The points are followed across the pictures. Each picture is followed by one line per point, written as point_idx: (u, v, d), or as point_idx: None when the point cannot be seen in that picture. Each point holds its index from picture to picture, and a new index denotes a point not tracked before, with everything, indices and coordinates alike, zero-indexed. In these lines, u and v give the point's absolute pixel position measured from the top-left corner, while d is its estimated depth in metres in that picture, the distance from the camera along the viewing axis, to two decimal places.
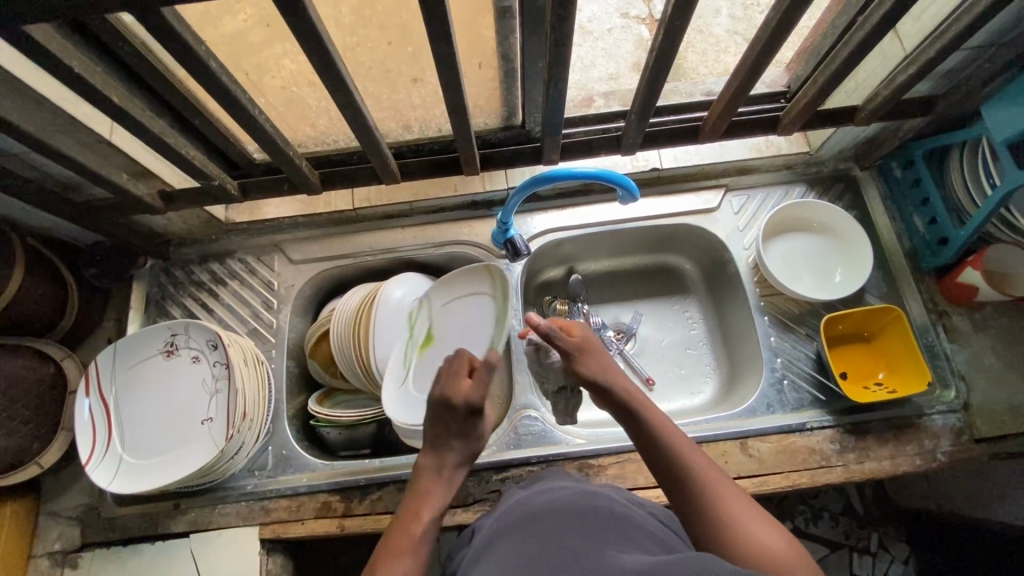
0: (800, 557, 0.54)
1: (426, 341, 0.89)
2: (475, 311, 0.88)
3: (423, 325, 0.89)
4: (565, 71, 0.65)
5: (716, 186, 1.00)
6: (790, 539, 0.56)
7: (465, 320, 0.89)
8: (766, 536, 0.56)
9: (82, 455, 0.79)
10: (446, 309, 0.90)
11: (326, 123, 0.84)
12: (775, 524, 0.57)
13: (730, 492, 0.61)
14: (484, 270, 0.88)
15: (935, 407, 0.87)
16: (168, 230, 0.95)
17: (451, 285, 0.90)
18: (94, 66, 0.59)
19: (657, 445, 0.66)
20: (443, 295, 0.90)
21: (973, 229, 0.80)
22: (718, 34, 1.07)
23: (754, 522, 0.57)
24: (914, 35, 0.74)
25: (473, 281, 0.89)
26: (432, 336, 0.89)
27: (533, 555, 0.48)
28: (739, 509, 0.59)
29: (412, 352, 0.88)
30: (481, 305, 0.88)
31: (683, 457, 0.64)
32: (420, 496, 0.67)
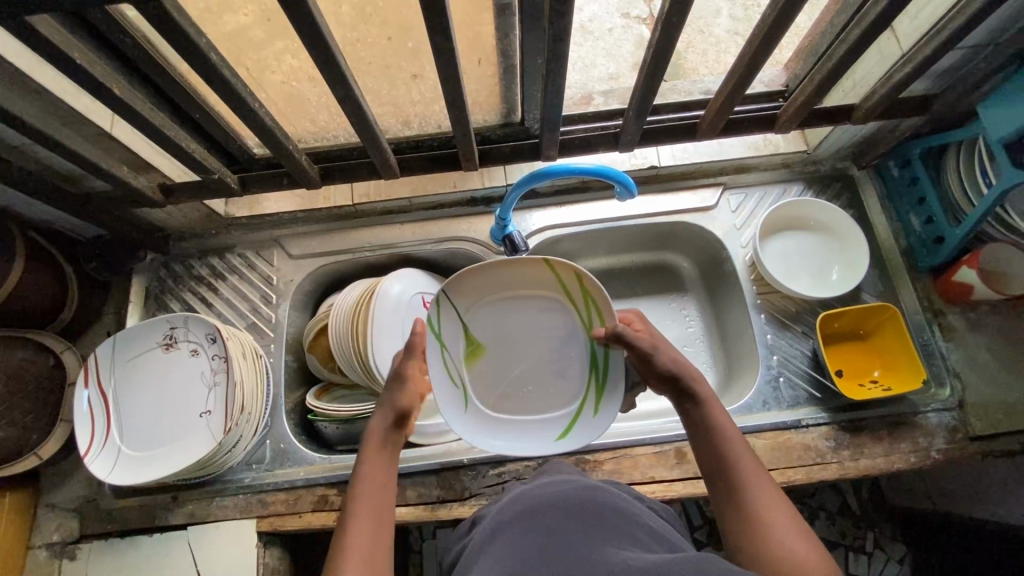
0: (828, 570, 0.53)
1: (468, 349, 0.81)
2: (525, 312, 0.82)
3: (456, 331, 0.80)
4: (563, 67, 0.65)
5: (714, 184, 1.00)
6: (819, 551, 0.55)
7: (518, 317, 0.82)
8: (801, 548, 0.54)
9: (80, 447, 0.79)
10: (480, 310, 0.81)
11: (326, 118, 0.84)
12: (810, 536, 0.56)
13: (772, 499, 0.59)
14: (545, 267, 0.79)
15: (930, 405, 0.87)
16: (167, 224, 0.96)
17: (490, 283, 0.80)
18: (96, 58, 0.60)
19: (717, 444, 0.64)
20: (469, 297, 0.80)
21: (970, 228, 0.81)
22: (718, 35, 1.08)
23: (790, 531, 0.56)
24: (911, 34, 0.75)
25: (526, 276, 0.80)
26: (474, 343, 0.81)
27: (534, 551, 0.48)
28: (778, 517, 0.57)
29: (456, 364, 0.80)
30: (545, 302, 0.82)
31: (738, 461, 0.62)
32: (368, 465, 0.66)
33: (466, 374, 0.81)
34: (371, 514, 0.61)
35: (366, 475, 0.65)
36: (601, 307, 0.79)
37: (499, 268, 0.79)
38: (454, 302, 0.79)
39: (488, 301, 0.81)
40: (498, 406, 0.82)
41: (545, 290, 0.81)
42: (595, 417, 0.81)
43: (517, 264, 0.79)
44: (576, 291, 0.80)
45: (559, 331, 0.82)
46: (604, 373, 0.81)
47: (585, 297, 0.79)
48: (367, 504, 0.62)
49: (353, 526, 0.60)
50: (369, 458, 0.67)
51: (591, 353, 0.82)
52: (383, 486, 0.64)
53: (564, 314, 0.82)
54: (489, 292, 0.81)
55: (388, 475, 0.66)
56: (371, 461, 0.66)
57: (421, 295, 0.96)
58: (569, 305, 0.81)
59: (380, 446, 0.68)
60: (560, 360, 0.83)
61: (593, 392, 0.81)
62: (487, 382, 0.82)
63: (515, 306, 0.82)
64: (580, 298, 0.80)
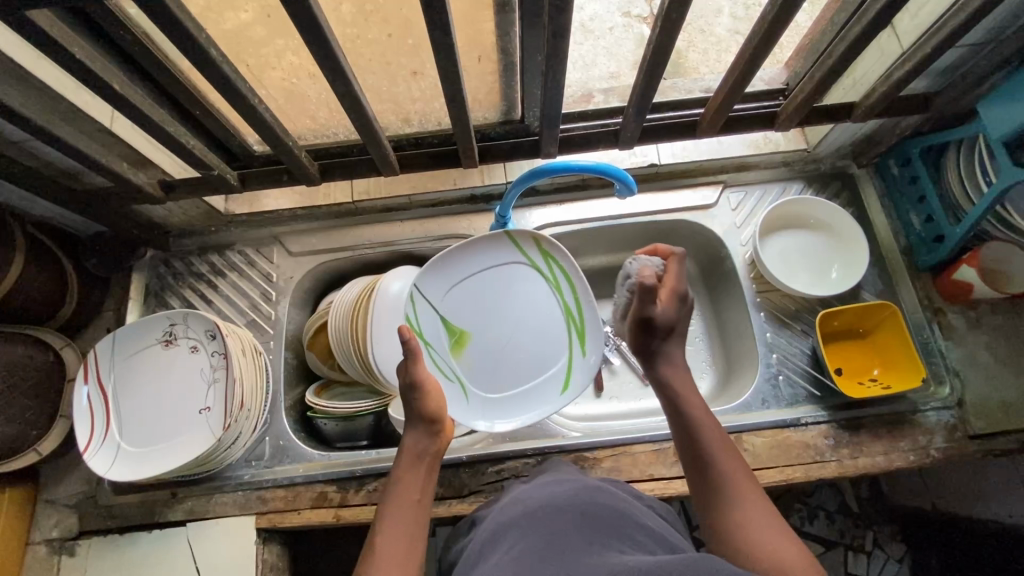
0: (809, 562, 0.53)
1: (452, 340, 0.81)
2: (492, 285, 0.83)
3: (436, 325, 0.80)
4: (563, 64, 0.65)
5: (714, 182, 1.00)
6: (799, 544, 0.55)
7: (490, 294, 0.83)
8: (780, 540, 0.55)
9: (80, 443, 0.79)
10: (454, 297, 0.81)
11: (326, 115, 0.84)
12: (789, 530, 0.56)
13: (752, 493, 0.59)
14: (503, 239, 0.82)
15: (929, 403, 0.87)
16: (167, 220, 0.96)
17: (455, 269, 0.81)
18: (96, 53, 0.60)
19: (695, 438, 0.64)
20: (436, 286, 0.81)
21: (969, 227, 0.81)
22: (719, 34, 1.08)
23: (769, 525, 0.56)
24: (911, 31, 0.74)
25: (485, 252, 0.82)
26: (455, 332, 0.81)
27: (531, 551, 0.48)
28: (758, 511, 0.58)
29: (445, 358, 0.81)
30: (508, 270, 0.83)
31: (715, 455, 0.62)
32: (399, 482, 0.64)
33: (458, 366, 0.81)
34: (403, 523, 0.60)
35: (399, 489, 0.63)
36: (561, 260, 0.83)
37: (459, 252, 0.81)
38: (427, 296, 0.80)
39: (458, 287, 0.81)
40: (496, 388, 0.82)
41: (506, 260, 0.83)
42: (586, 357, 0.84)
43: (475, 244, 0.81)
44: (536, 255, 0.83)
45: (532, 291, 0.83)
46: (581, 317, 0.83)
47: (545, 256, 0.83)
48: (397, 514, 0.61)
49: (382, 537, 0.58)
50: (401, 470, 0.65)
51: (564, 306, 0.84)
52: (416, 502, 0.62)
53: (531, 277, 0.83)
54: (456, 277, 0.81)
55: (423, 488, 0.64)
56: (404, 473, 0.65)
57: None
58: (533, 270, 0.83)
59: (412, 462, 0.65)
60: (540, 321, 0.83)
61: (577, 337, 0.83)
62: (480, 369, 0.82)
63: (483, 283, 0.82)
64: (540, 258, 0.83)
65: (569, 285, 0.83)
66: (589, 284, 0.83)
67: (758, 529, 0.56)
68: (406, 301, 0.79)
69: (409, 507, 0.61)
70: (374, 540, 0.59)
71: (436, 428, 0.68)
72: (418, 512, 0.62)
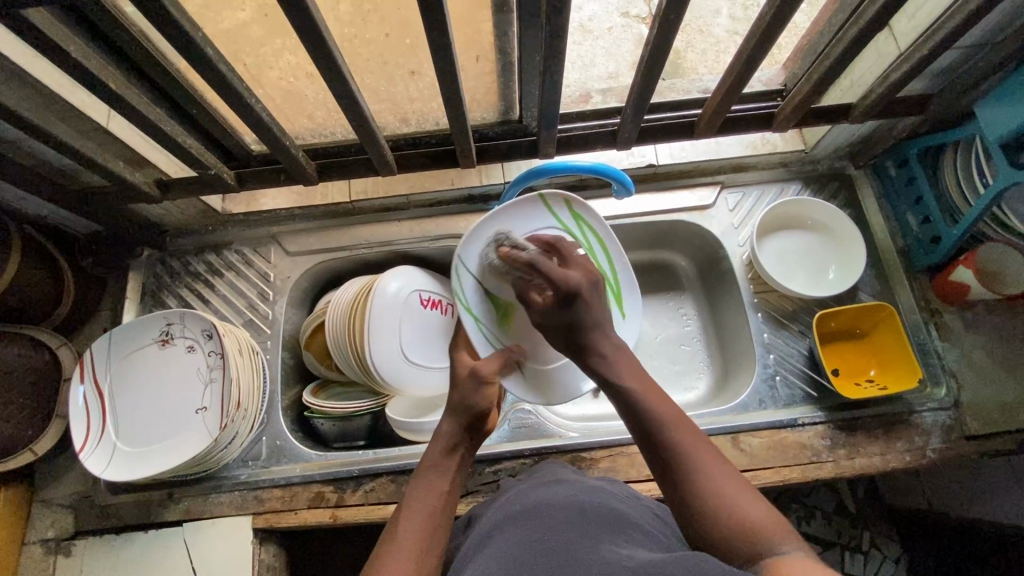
0: (785, 528, 0.51)
1: (499, 314, 0.78)
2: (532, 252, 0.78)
3: (481, 298, 0.77)
4: (561, 63, 0.65)
5: (712, 183, 1.00)
6: (769, 509, 0.52)
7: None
8: (752, 509, 0.52)
9: (76, 443, 0.79)
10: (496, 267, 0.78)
11: (324, 115, 0.84)
12: (759, 494, 0.54)
13: (709, 461, 0.56)
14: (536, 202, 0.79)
15: (926, 404, 0.87)
16: (164, 220, 0.95)
17: (495, 234, 0.77)
18: (92, 52, 0.60)
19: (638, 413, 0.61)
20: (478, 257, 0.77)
21: (965, 228, 0.81)
22: (717, 35, 1.07)
23: (737, 492, 0.53)
24: (909, 32, 0.74)
25: (517, 215, 0.78)
26: (501, 304, 0.78)
27: (526, 553, 0.47)
28: (717, 475, 0.55)
29: (493, 331, 0.78)
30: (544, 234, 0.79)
31: (664, 423, 0.59)
32: (425, 472, 0.61)
33: (507, 339, 0.79)
34: (425, 517, 0.57)
35: (424, 482, 0.60)
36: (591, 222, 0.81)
37: (500, 216, 0.77)
38: (469, 269, 0.77)
39: (501, 255, 0.78)
40: (547, 355, 0.81)
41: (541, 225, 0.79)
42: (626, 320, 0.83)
43: (510, 208, 0.77)
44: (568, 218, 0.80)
45: None
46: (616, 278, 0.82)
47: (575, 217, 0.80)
48: (421, 505, 0.58)
49: (404, 525, 0.56)
50: (432, 460, 0.62)
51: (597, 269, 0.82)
52: (444, 494, 0.60)
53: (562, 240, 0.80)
54: (501, 244, 0.78)
55: (453, 481, 0.62)
56: (434, 462, 0.62)
57: (420, 292, 0.94)
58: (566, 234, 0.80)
59: (443, 452, 0.63)
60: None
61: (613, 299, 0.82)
62: (529, 339, 0.80)
63: None
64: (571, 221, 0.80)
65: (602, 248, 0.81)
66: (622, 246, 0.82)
67: (730, 505, 0.52)
68: (452, 276, 0.76)
69: (436, 498, 0.59)
70: (396, 526, 0.56)
71: (479, 424, 0.66)
72: (445, 502, 0.59)
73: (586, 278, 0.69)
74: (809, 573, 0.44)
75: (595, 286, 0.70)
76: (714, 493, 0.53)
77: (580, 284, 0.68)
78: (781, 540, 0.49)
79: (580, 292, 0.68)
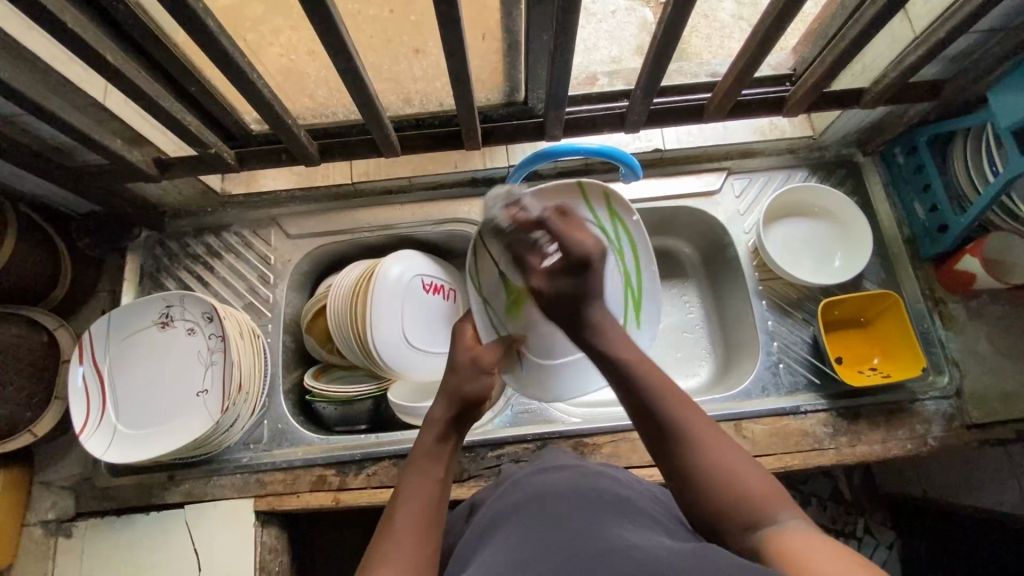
0: (786, 500, 0.51)
1: (510, 301, 0.77)
2: None
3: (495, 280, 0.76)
4: (572, 41, 0.63)
5: (718, 168, 0.99)
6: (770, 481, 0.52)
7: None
8: (756, 483, 0.51)
9: (76, 425, 0.78)
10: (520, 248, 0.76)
11: (325, 94, 0.82)
12: (759, 464, 0.52)
13: (711, 434, 0.53)
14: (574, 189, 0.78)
15: (929, 393, 0.87)
16: (162, 201, 0.94)
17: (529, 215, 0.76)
18: (87, 22, 0.58)
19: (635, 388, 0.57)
20: None
21: (973, 217, 0.81)
22: (723, 19, 1.05)
23: (740, 468, 0.52)
24: (926, 15, 0.73)
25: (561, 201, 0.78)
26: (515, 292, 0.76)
27: (534, 542, 0.46)
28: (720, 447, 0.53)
29: (500, 316, 0.77)
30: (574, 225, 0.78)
31: (662, 399, 0.56)
32: (416, 460, 0.58)
33: (512, 325, 0.78)
34: (420, 516, 0.53)
35: (418, 467, 0.58)
36: (630, 226, 0.80)
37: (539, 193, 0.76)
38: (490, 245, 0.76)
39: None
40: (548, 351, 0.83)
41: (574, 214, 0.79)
42: (639, 329, 0.85)
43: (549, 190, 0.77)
44: (604, 214, 0.79)
45: None
46: (639, 286, 0.84)
47: (612, 215, 0.80)
48: (418, 501, 0.54)
49: (403, 514, 0.53)
50: (425, 446, 0.59)
51: (624, 273, 0.82)
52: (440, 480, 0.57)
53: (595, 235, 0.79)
54: None
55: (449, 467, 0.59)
56: (427, 449, 0.59)
57: (422, 277, 0.93)
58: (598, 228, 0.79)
59: (435, 436, 0.60)
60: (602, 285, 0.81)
61: (633, 307, 0.84)
62: (533, 330, 0.80)
63: None
64: (609, 220, 0.80)
65: (630, 250, 0.81)
66: (653, 253, 0.82)
67: (733, 481, 0.51)
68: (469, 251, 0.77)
69: (434, 486, 0.56)
70: (392, 516, 0.53)
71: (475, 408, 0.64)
72: (442, 488, 0.57)
73: (599, 245, 0.65)
74: (813, 548, 0.45)
75: (605, 255, 0.66)
76: (713, 465, 0.51)
77: (592, 252, 0.65)
78: (781, 514, 0.49)
79: (590, 257, 0.64)
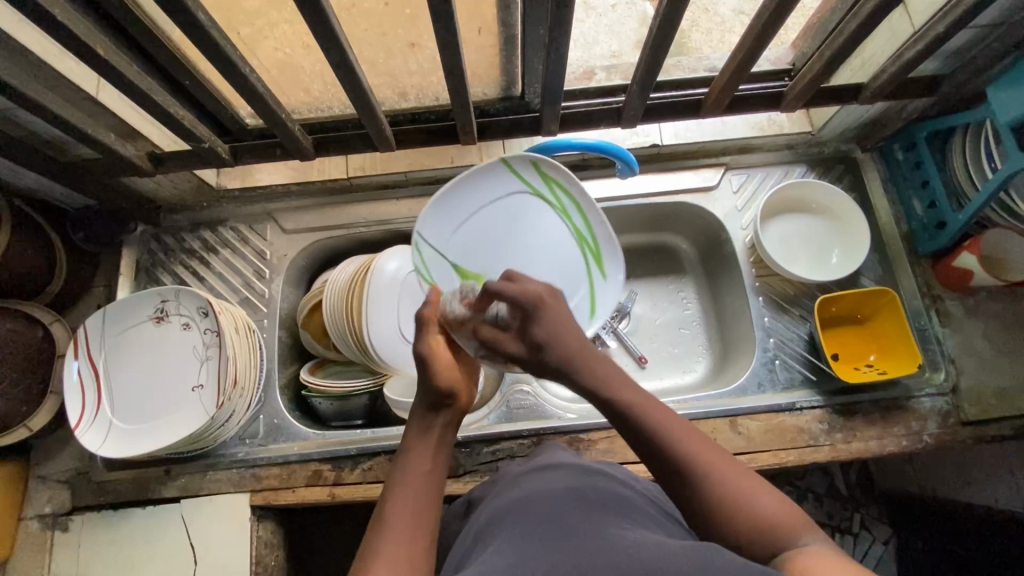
0: (805, 522, 0.49)
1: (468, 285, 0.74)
2: (499, 219, 0.76)
3: (446, 269, 0.73)
4: (567, 35, 0.63)
5: (716, 164, 0.98)
6: (787, 503, 0.50)
7: (506, 222, 0.76)
8: (771, 508, 0.49)
9: (72, 419, 0.79)
10: (459, 235, 0.75)
11: (320, 88, 0.81)
12: (772, 488, 0.51)
13: (723, 465, 0.52)
14: (500, 167, 0.75)
15: (925, 389, 0.87)
16: (157, 196, 0.94)
17: (457, 207, 0.75)
18: (78, 16, 0.57)
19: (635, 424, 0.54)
20: (444, 227, 0.74)
21: (971, 214, 0.80)
22: (723, 14, 1.02)
23: (755, 494, 0.50)
24: (925, 10, 0.72)
25: (486, 185, 0.76)
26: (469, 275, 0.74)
27: (529, 541, 0.46)
28: (732, 477, 0.51)
29: None
30: (506, 198, 0.76)
31: (666, 436, 0.53)
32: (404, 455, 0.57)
33: None
34: (408, 517, 0.52)
35: (406, 462, 0.56)
36: (564, 181, 0.76)
37: (456, 188, 0.74)
38: (432, 241, 0.74)
39: (463, 228, 0.75)
40: None
41: (503, 191, 0.76)
42: (608, 282, 0.79)
43: (470, 179, 0.75)
44: (536, 179, 0.76)
45: (539, 225, 0.77)
46: (594, 240, 0.78)
47: (546, 179, 0.76)
48: (406, 499, 0.53)
49: (391, 511, 0.52)
50: (410, 441, 0.58)
51: (575, 231, 0.78)
52: (427, 473, 0.56)
53: (534, 203, 0.77)
54: (460, 215, 0.75)
55: (437, 459, 0.57)
56: (412, 443, 0.58)
57: None
58: (536, 195, 0.77)
59: (420, 430, 0.58)
60: (554, 248, 0.78)
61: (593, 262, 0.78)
62: None
63: (490, 214, 0.76)
64: (543, 183, 0.76)
65: (575, 207, 0.77)
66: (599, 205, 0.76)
67: (749, 510, 0.49)
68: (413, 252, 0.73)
69: (419, 481, 0.55)
70: (380, 514, 0.53)
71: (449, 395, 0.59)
72: (430, 486, 0.55)
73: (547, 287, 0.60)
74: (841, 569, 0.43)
75: (557, 295, 0.61)
76: (722, 490, 0.50)
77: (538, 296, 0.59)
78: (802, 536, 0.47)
79: (540, 304, 0.59)
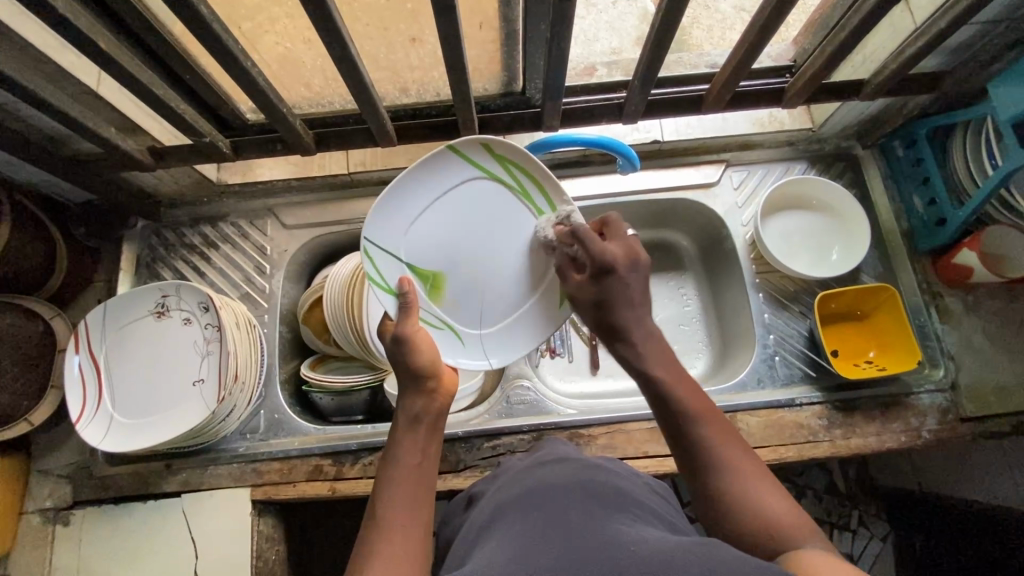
0: (810, 530, 0.48)
1: (428, 286, 0.71)
2: (457, 212, 0.71)
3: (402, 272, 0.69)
4: (568, 29, 0.63)
5: (717, 161, 0.98)
6: (794, 508, 0.50)
7: (464, 211, 0.71)
8: (776, 509, 0.50)
9: (73, 413, 0.79)
10: (415, 233, 0.69)
11: (321, 83, 0.81)
12: (784, 492, 0.51)
13: (736, 460, 0.53)
14: (451, 155, 0.69)
15: (924, 385, 0.87)
16: (158, 190, 0.94)
17: (408, 204, 0.69)
18: (79, 8, 0.57)
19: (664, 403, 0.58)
20: (397, 227, 0.69)
21: (972, 210, 0.80)
22: (724, 11, 1.04)
23: (761, 493, 0.51)
24: (927, 6, 0.72)
25: (437, 175, 0.69)
26: (428, 275, 0.71)
27: (533, 534, 0.47)
28: (743, 473, 0.52)
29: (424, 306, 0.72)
30: (462, 187, 0.71)
31: (690, 418, 0.56)
32: (393, 451, 0.58)
33: (440, 309, 0.73)
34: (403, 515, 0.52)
35: (395, 457, 0.57)
36: (521, 163, 0.71)
37: (404, 183, 0.67)
38: (383, 244, 0.68)
39: (418, 226, 0.70)
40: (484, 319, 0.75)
41: (458, 179, 0.70)
42: None
43: (419, 172, 0.68)
44: (492, 164, 0.71)
45: (499, 211, 0.72)
46: None
47: (502, 161, 0.71)
48: (401, 494, 0.54)
49: (385, 509, 0.52)
50: (399, 435, 0.59)
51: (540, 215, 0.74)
52: (418, 466, 0.56)
53: (495, 190, 0.72)
54: (413, 212, 0.69)
55: (427, 451, 0.58)
56: (400, 438, 0.58)
57: None
58: (496, 182, 0.72)
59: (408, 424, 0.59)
60: (515, 235, 0.73)
61: None
62: (465, 303, 0.74)
63: (447, 207, 0.71)
64: (497, 167, 0.71)
65: (537, 189, 0.72)
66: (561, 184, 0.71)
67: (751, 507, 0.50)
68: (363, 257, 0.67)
69: (411, 476, 0.55)
70: (374, 513, 0.53)
71: (429, 376, 0.62)
72: (421, 480, 0.55)
73: (626, 256, 0.63)
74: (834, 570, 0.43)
75: (637, 266, 0.63)
76: (729, 483, 0.52)
77: (617, 260, 0.63)
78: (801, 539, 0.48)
79: (615, 266, 0.62)
